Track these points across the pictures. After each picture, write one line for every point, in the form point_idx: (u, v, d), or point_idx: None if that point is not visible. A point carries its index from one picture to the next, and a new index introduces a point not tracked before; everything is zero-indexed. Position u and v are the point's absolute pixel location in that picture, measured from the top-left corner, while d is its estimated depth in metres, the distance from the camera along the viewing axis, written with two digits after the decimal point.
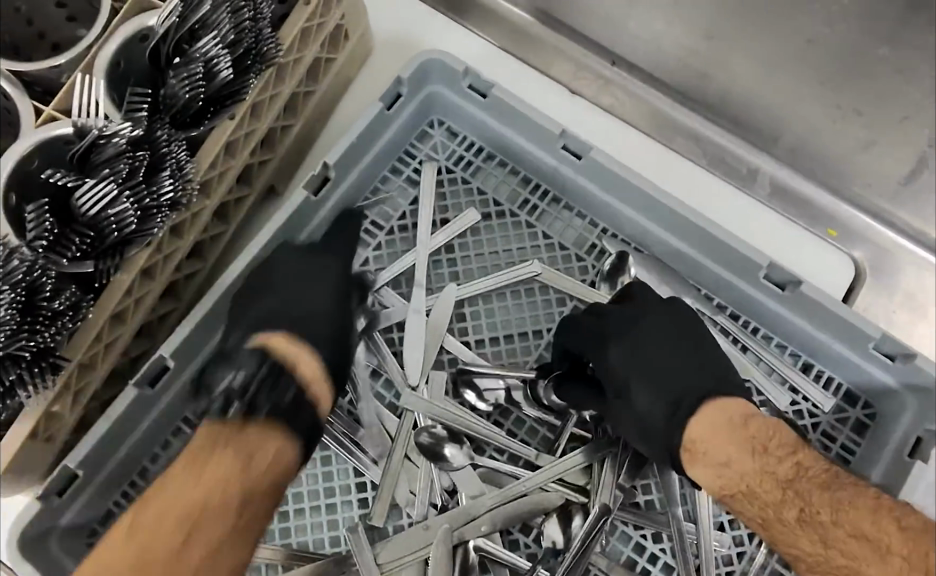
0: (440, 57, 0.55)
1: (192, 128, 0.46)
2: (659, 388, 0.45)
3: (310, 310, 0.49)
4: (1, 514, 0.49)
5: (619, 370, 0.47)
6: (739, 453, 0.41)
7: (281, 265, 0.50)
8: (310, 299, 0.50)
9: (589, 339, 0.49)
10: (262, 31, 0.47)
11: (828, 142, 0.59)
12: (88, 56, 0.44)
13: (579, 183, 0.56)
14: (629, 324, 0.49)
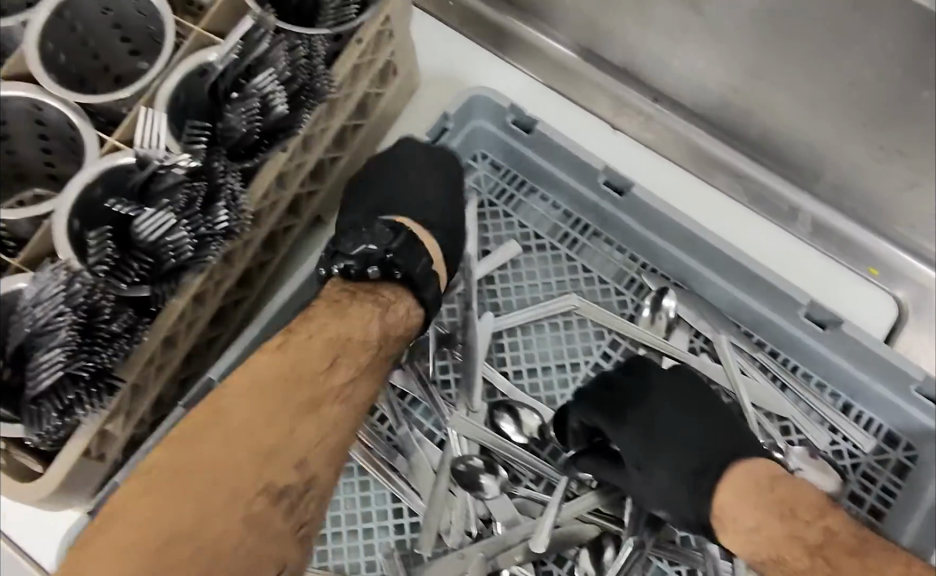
0: (485, 94, 0.57)
1: (246, 160, 0.48)
2: (676, 463, 0.45)
3: (426, 196, 0.53)
4: (53, 526, 0.51)
5: (634, 444, 0.47)
6: (766, 519, 0.42)
7: (407, 154, 0.54)
8: (426, 186, 0.54)
9: (609, 404, 0.49)
10: (316, 68, 0.49)
11: (871, 181, 0.58)
12: (152, 90, 0.47)
13: (620, 218, 0.57)
14: (642, 397, 0.49)
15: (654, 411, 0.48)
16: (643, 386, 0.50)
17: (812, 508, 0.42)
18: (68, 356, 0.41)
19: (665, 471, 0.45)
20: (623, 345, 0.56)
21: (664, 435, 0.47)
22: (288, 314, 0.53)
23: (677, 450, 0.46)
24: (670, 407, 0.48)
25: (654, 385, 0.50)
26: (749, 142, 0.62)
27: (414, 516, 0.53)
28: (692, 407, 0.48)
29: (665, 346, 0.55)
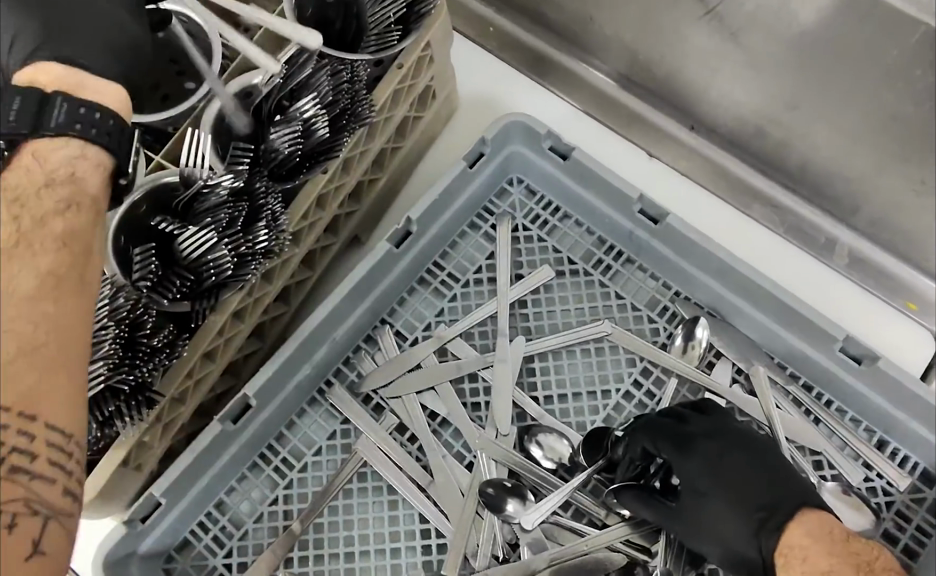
0: (524, 120, 0.58)
1: (286, 181, 0.50)
2: (739, 505, 0.45)
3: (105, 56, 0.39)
4: (90, 533, 0.52)
5: (696, 480, 0.47)
6: (840, 566, 0.39)
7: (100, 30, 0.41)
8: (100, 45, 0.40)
9: (667, 445, 0.49)
10: (358, 92, 0.50)
11: (910, 217, 0.56)
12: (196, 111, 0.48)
13: (655, 247, 0.57)
14: (707, 434, 0.49)
15: (710, 453, 0.48)
16: (699, 427, 0.49)
17: (889, 567, 0.40)
18: (109, 370, 0.42)
19: (725, 512, 0.46)
20: (655, 373, 0.56)
21: (721, 476, 0.47)
22: (322, 332, 0.54)
23: (732, 494, 0.46)
24: (727, 449, 0.48)
25: (717, 428, 0.49)
26: (785, 173, 0.62)
27: (441, 537, 0.53)
28: (751, 449, 0.47)
29: (700, 376, 0.55)
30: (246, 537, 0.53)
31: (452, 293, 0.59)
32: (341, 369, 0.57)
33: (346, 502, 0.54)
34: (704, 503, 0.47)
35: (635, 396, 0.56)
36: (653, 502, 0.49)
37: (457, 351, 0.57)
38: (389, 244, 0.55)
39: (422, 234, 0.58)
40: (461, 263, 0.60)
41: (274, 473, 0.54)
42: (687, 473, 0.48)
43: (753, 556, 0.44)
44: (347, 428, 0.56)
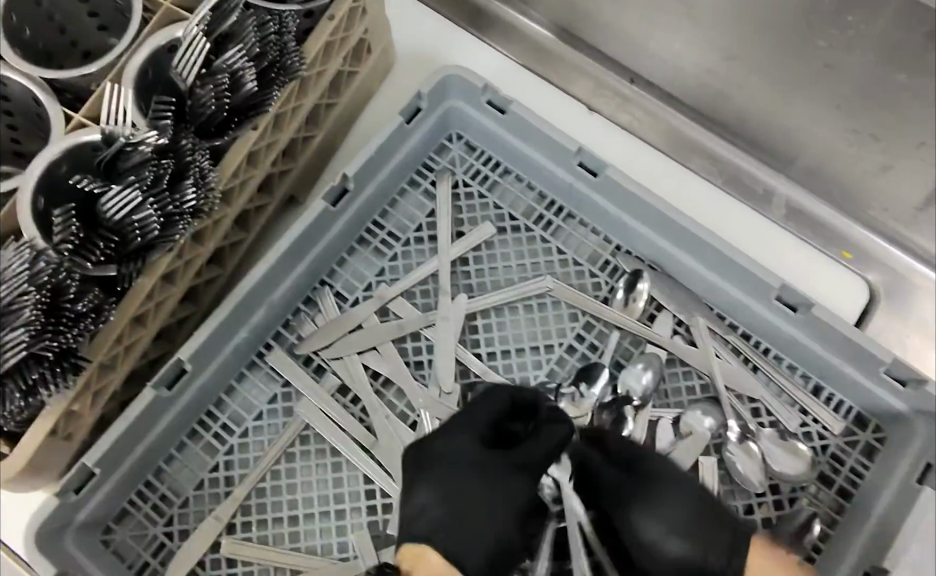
0: (459, 73, 0.56)
1: (215, 138, 0.48)
2: (683, 548, 0.45)
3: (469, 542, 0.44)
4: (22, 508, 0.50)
5: (643, 534, 0.46)
6: None
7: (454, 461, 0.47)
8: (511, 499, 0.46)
9: (621, 476, 0.48)
10: (287, 44, 0.48)
11: (844, 166, 0.59)
12: (117, 64, 0.46)
13: (596, 201, 0.57)
14: (646, 467, 0.48)
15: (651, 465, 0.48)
16: (648, 458, 0.49)
17: None
18: (32, 338, 0.40)
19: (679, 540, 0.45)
20: (597, 327, 0.56)
21: (673, 520, 0.46)
22: (260, 294, 0.53)
23: (686, 533, 0.45)
24: (669, 480, 0.47)
25: (662, 476, 0.48)
26: (724, 125, 0.62)
27: (387, 497, 0.52)
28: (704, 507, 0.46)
29: (642, 329, 0.55)
30: (187, 505, 0.52)
31: (393, 252, 0.58)
32: (281, 332, 0.56)
33: (289, 466, 0.53)
34: (643, 514, 0.46)
35: (578, 349, 0.56)
36: (610, 488, 0.48)
37: (398, 311, 0.56)
38: (326, 202, 0.54)
39: (359, 193, 0.56)
40: (401, 221, 0.59)
41: (213, 439, 0.53)
42: (641, 502, 0.47)
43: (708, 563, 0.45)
44: (288, 391, 0.55)
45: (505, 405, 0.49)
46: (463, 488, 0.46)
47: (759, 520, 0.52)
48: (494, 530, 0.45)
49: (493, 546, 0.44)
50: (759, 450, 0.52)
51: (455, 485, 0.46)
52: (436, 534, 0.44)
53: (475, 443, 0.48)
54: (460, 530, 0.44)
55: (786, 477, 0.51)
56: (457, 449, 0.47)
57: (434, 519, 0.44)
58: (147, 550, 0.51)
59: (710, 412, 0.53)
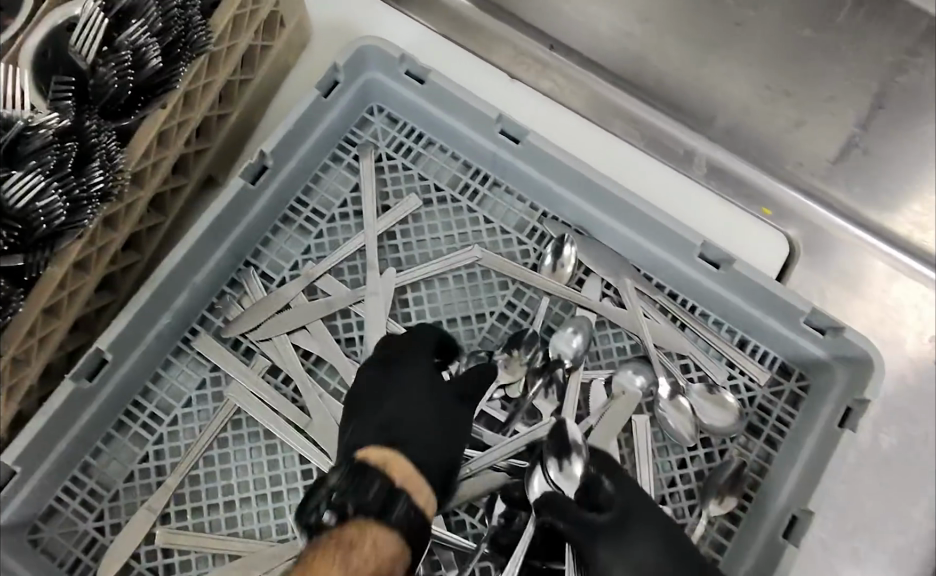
0: (376, 44, 0.55)
1: (123, 118, 0.46)
2: None
3: (421, 440, 0.47)
4: None
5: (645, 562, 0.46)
6: None
7: (404, 375, 0.50)
8: (420, 417, 0.48)
9: (636, 510, 0.48)
10: (192, 18, 0.47)
11: (760, 123, 0.61)
12: (13, 46, 0.43)
13: (520, 168, 0.57)
14: (656, 516, 0.48)
15: (628, 500, 0.48)
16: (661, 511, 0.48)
17: None
18: None
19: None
20: (528, 295, 0.56)
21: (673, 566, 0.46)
22: (181, 278, 0.52)
23: None
24: (644, 522, 0.47)
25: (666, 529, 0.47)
26: (644, 88, 0.63)
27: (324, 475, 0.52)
28: (674, 548, 0.47)
29: (571, 293, 0.55)
30: (118, 498, 0.51)
31: (318, 229, 0.57)
32: (207, 317, 0.55)
33: (222, 451, 0.52)
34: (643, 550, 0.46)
35: (510, 317, 0.56)
36: (586, 528, 0.46)
37: (327, 289, 0.55)
38: (245, 180, 0.53)
39: (279, 170, 0.55)
40: (325, 198, 0.58)
41: (141, 429, 0.52)
42: (617, 542, 0.46)
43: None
44: (217, 376, 0.54)
45: (435, 341, 0.51)
46: (407, 405, 0.49)
47: (692, 473, 0.53)
48: (436, 421, 0.48)
49: (436, 438, 0.47)
50: (688, 405, 0.53)
51: (391, 397, 0.49)
52: (391, 441, 0.46)
53: (428, 367, 0.51)
54: (412, 413, 0.48)
55: (717, 429, 0.53)
56: (404, 366, 0.50)
57: (383, 422, 0.48)
58: (79, 547, 0.49)
59: (640, 371, 0.54)
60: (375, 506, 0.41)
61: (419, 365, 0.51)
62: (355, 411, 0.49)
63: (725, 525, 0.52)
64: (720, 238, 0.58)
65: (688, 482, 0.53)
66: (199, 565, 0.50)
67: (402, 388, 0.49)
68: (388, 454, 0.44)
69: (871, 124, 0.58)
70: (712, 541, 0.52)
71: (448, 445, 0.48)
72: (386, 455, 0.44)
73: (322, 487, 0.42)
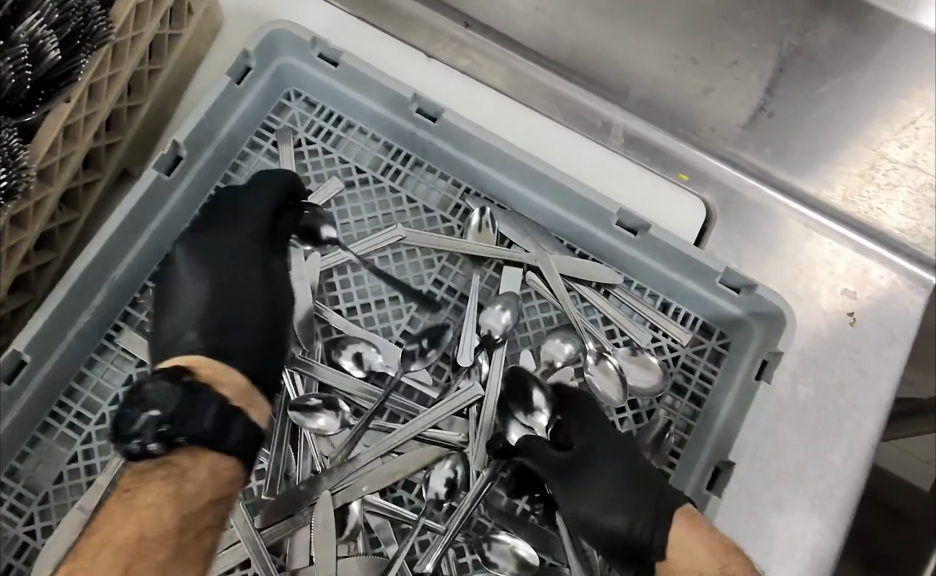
0: (287, 28, 0.55)
1: (24, 114, 0.45)
2: (632, 507, 0.45)
3: (243, 313, 0.48)
4: None
5: (606, 488, 0.47)
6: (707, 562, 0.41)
7: (225, 248, 0.50)
8: (248, 295, 0.49)
9: (601, 445, 0.49)
10: (90, 8, 0.46)
11: (672, 90, 0.63)
12: None
13: (439, 145, 0.57)
14: (619, 447, 0.49)
15: (596, 437, 0.50)
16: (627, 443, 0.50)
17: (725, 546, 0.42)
18: None
19: (615, 515, 0.46)
20: (454, 271, 0.58)
21: (632, 489, 0.47)
22: (100, 274, 0.51)
23: (635, 502, 0.46)
24: (610, 453, 0.49)
25: (629, 457, 0.49)
26: (560, 63, 0.64)
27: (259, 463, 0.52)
28: (638, 472, 0.47)
29: (490, 249, 0.56)
30: (49, 500, 0.50)
31: None
32: (130, 312, 0.54)
33: None
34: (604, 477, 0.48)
35: (438, 294, 0.57)
36: (553, 465, 0.49)
37: None
38: (159, 171, 0.52)
39: (194, 161, 0.55)
40: (246, 185, 0.58)
41: (68, 430, 0.51)
42: (584, 475, 0.48)
43: (636, 536, 0.44)
44: (144, 371, 0.53)
45: (267, 219, 0.52)
46: (235, 279, 0.49)
47: (621, 435, 0.55)
48: (267, 299, 0.49)
49: (259, 313, 0.49)
50: (615, 368, 0.54)
51: (231, 271, 0.49)
52: (210, 330, 0.47)
53: (254, 243, 0.51)
54: (236, 287, 0.49)
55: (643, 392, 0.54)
56: (222, 239, 0.50)
57: (201, 298, 0.48)
58: (10, 553, 0.48)
59: (568, 339, 0.55)
60: (211, 435, 0.40)
61: (248, 240, 0.51)
62: (190, 284, 0.49)
63: None
64: (641, 208, 0.59)
65: None
66: None
67: (226, 255, 0.50)
68: (213, 367, 0.44)
69: (775, 90, 0.62)
70: None
71: (280, 324, 0.49)
72: (216, 371, 0.44)
73: (137, 404, 0.40)
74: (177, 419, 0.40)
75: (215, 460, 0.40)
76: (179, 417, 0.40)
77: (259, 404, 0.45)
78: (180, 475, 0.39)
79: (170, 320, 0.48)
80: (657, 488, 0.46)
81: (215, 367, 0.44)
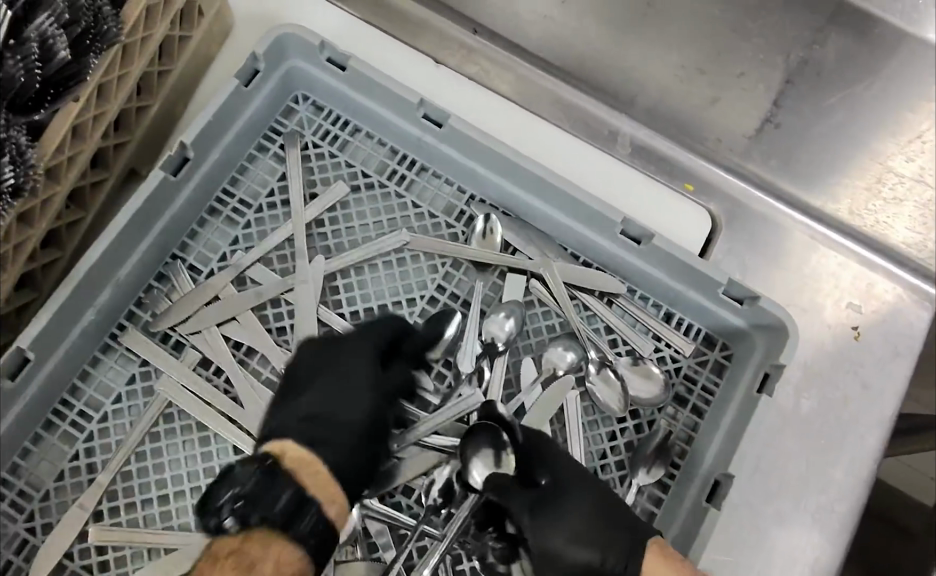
0: (296, 32, 0.55)
1: (34, 113, 0.45)
2: (601, 544, 0.46)
3: (345, 421, 0.48)
4: None
5: (575, 521, 0.47)
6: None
7: (322, 359, 0.51)
8: (348, 410, 0.48)
9: (565, 474, 0.49)
10: (101, 9, 0.46)
11: (679, 100, 0.64)
12: None
13: (445, 151, 0.57)
14: (582, 477, 0.49)
15: (563, 470, 0.49)
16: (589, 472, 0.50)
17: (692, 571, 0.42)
18: None
19: (583, 549, 0.46)
20: (457, 276, 0.58)
21: (598, 522, 0.46)
22: (104, 272, 0.51)
23: (603, 538, 0.46)
24: (576, 486, 0.48)
25: (591, 485, 0.49)
26: (568, 71, 0.64)
27: None
28: (602, 504, 0.47)
29: (496, 258, 0.56)
30: (49, 497, 0.50)
31: (245, 219, 0.57)
32: (134, 311, 0.54)
33: (154, 446, 0.52)
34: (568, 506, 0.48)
35: (440, 300, 0.57)
36: (519, 496, 0.48)
37: (256, 278, 0.55)
38: (166, 172, 0.53)
39: (201, 162, 0.55)
40: (253, 188, 0.58)
41: (70, 428, 0.51)
42: (551, 511, 0.47)
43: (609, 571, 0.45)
44: (147, 370, 0.53)
45: (375, 347, 0.51)
46: (344, 371, 0.50)
47: (622, 445, 0.55)
48: (370, 418, 0.49)
49: (359, 422, 0.48)
50: (617, 378, 0.54)
51: (342, 386, 0.49)
52: (306, 422, 0.47)
53: (373, 361, 0.51)
54: (342, 404, 0.48)
55: (645, 402, 0.54)
56: (311, 357, 0.51)
57: (311, 409, 0.48)
58: (10, 550, 0.49)
59: (570, 347, 0.55)
60: (283, 520, 0.39)
61: (353, 354, 0.51)
62: (286, 387, 0.50)
63: (654, 492, 0.54)
64: (648, 219, 0.59)
65: (618, 454, 0.55)
66: (134, 561, 0.50)
67: (324, 356, 0.51)
68: (298, 454, 0.43)
69: (781, 103, 0.63)
70: (642, 510, 0.53)
71: (375, 444, 0.48)
72: (299, 458, 0.43)
73: (225, 484, 0.41)
74: (252, 502, 0.39)
75: (284, 545, 0.39)
76: (253, 499, 0.39)
77: (337, 498, 0.43)
78: (249, 562, 0.37)
79: (290, 403, 0.48)
80: (626, 522, 0.46)
81: (297, 452, 0.43)
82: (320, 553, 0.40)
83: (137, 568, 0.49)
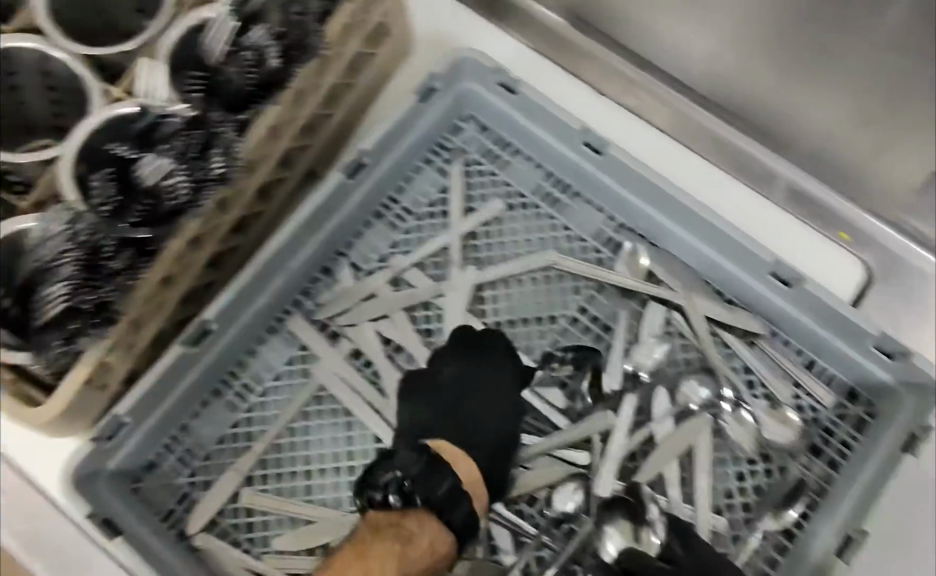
0: (473, 56, 0.59)
1: (243, 111, 0.51)
2: None
3: (483, 429, 0.51)
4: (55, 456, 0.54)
5: None
6: None
7: (460, 370, 0.54)
8: (486, 419, 0.52)
9: None
10: (308, 25, 0.52)
11: (841, 147, 0.63)
12: (148, 45, 0.51)
13: (601, 179, 0.59)
14: None
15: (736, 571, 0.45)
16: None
17: None
18: (71, 291, 0.45)
19: None
20: (599, 300, 0.59)
21: None
22: (280, 261, 0.57)
23: None
24: None
25: None
26: (730, 111, 0.64)
27: None
28: None
29: (642, 286, 0.58)
30: (210, 458, 0.56)
31: (407, 226, 0.61)
32: (300, 299, 0.59)
33: (304, 424, 0.56)
34: None
35: (581, 321, 0.58)
36: None
37: (411, 281, 0.59)
38: (342, 174, 0.57)
39: (373, 169, 0.59)
40: (416, 197, 0.62)
41: (234, 397, 0.57)
42: None
43: None
44: (306, 354, 0.58)
45: (509, 354, 0.54)
46: (474, 389, 0.53)
47: (749, 486, 0.54)
48: (495, 428, 0.51)
49: (493, 436, 0.51)
50: (751, 419, 0.54)
51: (473, 397, 0.53)
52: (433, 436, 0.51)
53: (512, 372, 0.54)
54: (474, 410, 0.52)
55: (780, 447, 0.54)
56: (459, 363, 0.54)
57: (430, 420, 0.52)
58: (173, 499, 0.55)
59: (705, 383, 0.56)
60: (443, 502, 0.45)
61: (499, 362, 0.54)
62: (411, 391, 0.53)
63: (781, 541, 0.53)
64: (803, 263, 0.59)
65: (746, 495, 0.54)
66: (276, 527, 0.54)
67: (466, 368, 0.54)
68: (456, 451, 0.49)
69: None
70: (766, 558, 0.52)
71: (506, 452, 0.51)
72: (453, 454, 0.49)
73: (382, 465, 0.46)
74: (422, 482, 0.45)
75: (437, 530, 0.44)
76: (420, 481, 0.45)
77: (485, 492, 0.48)
78: (407, 535, 0.43)
79: (414, 427, 0.51)
80: None
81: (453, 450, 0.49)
82: (466, 529, 0.45)
83: (278, 534, 0.54)
